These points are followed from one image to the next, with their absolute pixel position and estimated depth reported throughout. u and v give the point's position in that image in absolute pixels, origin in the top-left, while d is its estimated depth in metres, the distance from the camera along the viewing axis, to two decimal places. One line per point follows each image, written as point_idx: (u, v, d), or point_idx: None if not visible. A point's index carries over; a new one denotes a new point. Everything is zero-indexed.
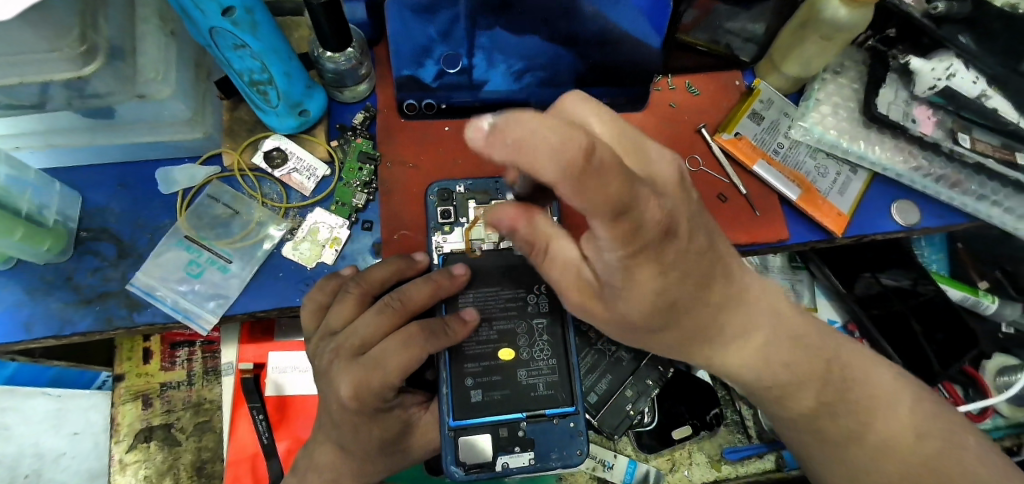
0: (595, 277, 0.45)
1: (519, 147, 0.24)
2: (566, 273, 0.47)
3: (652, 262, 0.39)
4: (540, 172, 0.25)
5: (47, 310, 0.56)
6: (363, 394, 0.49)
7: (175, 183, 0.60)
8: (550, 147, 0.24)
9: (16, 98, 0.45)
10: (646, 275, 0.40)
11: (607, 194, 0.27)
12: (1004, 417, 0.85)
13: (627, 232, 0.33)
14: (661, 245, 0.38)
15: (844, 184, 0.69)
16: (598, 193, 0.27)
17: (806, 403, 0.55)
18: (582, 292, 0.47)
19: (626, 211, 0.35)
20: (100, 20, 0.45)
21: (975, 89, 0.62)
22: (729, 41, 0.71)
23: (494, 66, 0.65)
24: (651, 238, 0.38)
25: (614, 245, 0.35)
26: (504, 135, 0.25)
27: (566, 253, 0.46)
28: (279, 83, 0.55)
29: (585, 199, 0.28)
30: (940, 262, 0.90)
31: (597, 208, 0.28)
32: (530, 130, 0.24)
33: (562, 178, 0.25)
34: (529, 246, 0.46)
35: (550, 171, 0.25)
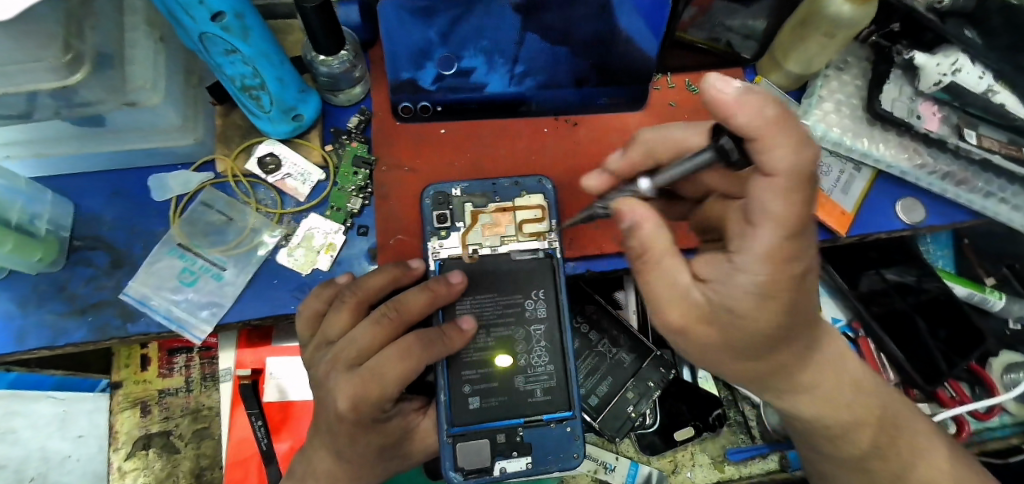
0: (709, 300, 0.41)
1: (774, 121, 0.36)
2: (670, 288, 0.42)
3: (784, 295, 0.39)
4: (774, 158, 0.36)
5: (39, 321, 0.55)
6: (361, 406, 0.48)
7: (168, 190, 0.59)
8: (791, 142, 0.35)
9: (4, 108, 0.45)
10: (775, 304, 0.39)
11: (802, 207, 0.36)
12: (1010, 414, 0.84)
13: (789, 250, 0.37)
14: (801, 279, 0.39)
15: (847, 183, 0.68)
16: (797, 200, 0.36)
17: (860, 444, 0.55)
18: (686, 314, 0.42)
19: (785, 244, 0.37)
20: (86, 28, 0.44)
21: (982, 84, 0.60)
22: (729, 38, 0.70)
23: (494, 70, 0.64)
24: (793, 275, 0.39)
25: (768, 263, 0.38)
26: (763, 111, 0.35)
27: (676, 272, 0.42)
28: (271, 88, 0.54)
29: (788, 200, 0.36)
30: (946, 258, 0.88)
31: (790, 212, 0.36)
32: (783, 117, 0.36)
33: (786, 172, 0.36)
34: (648, 247, 0.43)
35: (782, 159, 0.36)
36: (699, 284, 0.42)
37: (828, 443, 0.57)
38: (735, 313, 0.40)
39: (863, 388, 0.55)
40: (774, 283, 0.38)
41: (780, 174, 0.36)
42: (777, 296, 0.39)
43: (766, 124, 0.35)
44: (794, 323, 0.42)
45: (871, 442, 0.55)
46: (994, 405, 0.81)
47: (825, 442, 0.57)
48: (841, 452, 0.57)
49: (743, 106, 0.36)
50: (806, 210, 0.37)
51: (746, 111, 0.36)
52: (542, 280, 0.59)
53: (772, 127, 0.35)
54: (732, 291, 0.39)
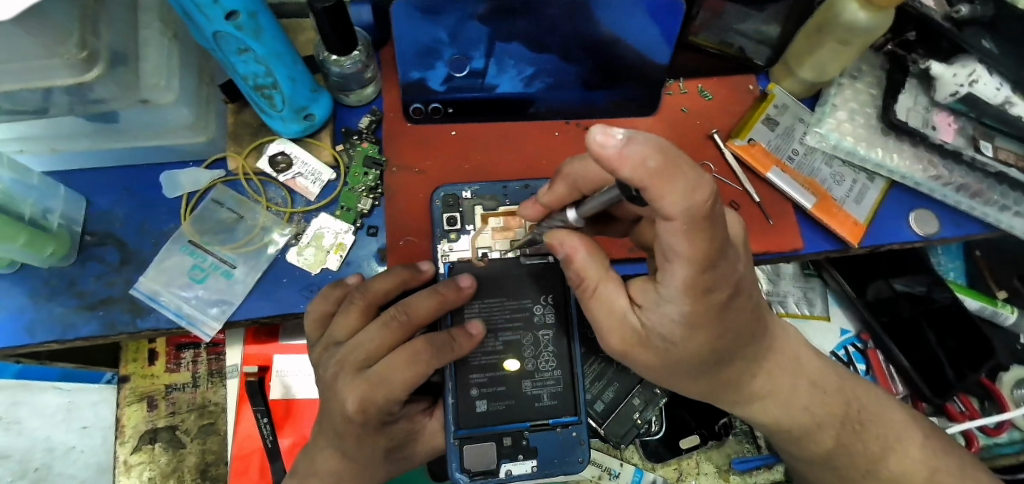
0: (643, 325, 0.44)
1: (658, 172, 0.31)
2: (609, 314, 0.45)
3: (709, 322, 0.41)
4: (664, 205, 0.32)
5: (51, 315, 0.55)
6: (368, 409, 0.49)
7: (180, 187, 0.60)
8: (683, 187, 0.31)
9: (18, 103, 0.45)
10: (701, 332, 0.42)
11: (710, 243, 0.35)
12: (1020, 430, 0.83)
13: (705, 282, 0.38)
14: (727, 302, 0.41)
15: (860, 193, 0.67)
16: (702, 240, 0.34)
17: (821, 444, 0.55)
18: (625, 338, 0.46)
19: (701, 277, 0.37)
20: (101, 26, 0.44)
21: (999, 96, 0.60)
22: (743, 44, 0.70)
23: (504, 72, 0.63)
24: (719, 299, 0.40)
25: (686, 293, 0.38)
26: (644, 163, 0.30)
27: (612, 296, 0.45)
28: (283, 87, 0.54)
29: (692, 240, 0.34)
30: (957, 270, 0.87)
31: (695, 252, 0.35)
32: (666, 164, 0.31)
33: (682, 217, 0.33)
34: (582, 276, 0.46)
35: (674, 207, 0.32)
36: (635, 309, 0.45)
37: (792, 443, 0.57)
38: (668, 339, 0.43)
39: (831, 391, 0.56)
40: (699, 313, 0.40)
41: (677, 218, 0.33)
42: (701, 325, 0.41)
43: (649, 176, 0.31)
44: (730, 342, 0.45)
45: (834, 441, 0.55)
46: (1003, 421, 0.81)
47: (790, 444, 0.57)
48: (801, 452, 0.57)
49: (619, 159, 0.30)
50: (714, 247, 0.35)
51: (628, 163, 0.30)
52: (551, 286, 0.58)
53: (664, 175, 0.31)
54: (660, 320, 0.42)
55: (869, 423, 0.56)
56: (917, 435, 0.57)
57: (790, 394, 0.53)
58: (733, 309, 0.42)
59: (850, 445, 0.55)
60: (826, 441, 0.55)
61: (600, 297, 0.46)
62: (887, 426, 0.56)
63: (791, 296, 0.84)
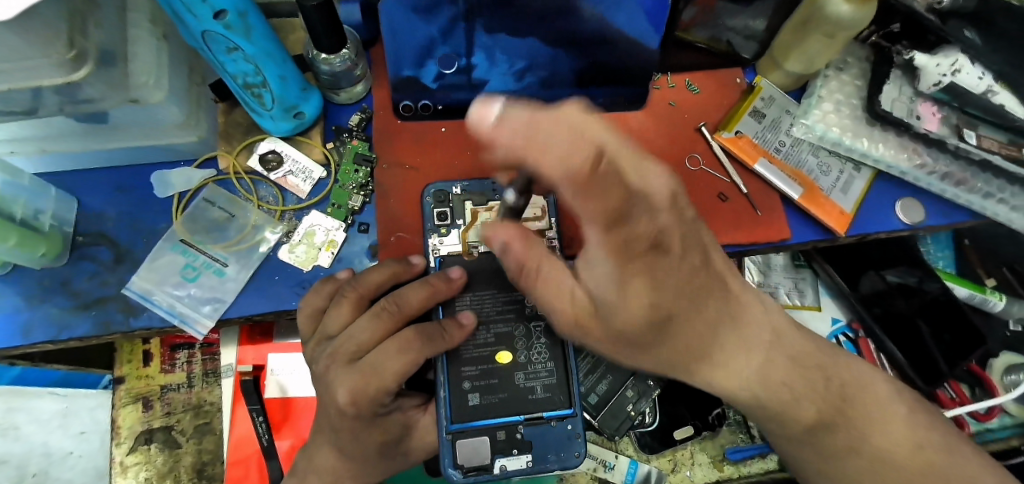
0: (589, 297, 0.44)
1: (530, 143, 0.34)
2: (559, 293, 0.45)
3: (639, 274, 0.41)
4: (546, 171, 0.35)
5: (44, 315, 0.56)
6: (360, 400, 0.49)
7: (171, 186, 0.60)
8: (558, 152, 0.35)
9: (9, 104, 0.45)
10: (636, 285, 0.42)
11: (608, 197, 0.37)
12: (1010, 415, 0.84)
13: (619, 238, 0.39)
14: (651, 256, 0.41)
15: (847, 183, 0.68)
16: (601, 197, 0.36)
17: (803, 420, 0.54)
18: (578, 315, 0.45)
19: (609, 237, 0.39)
20: (89, 26, 0.44)
21: (982, 85, 0.61)
22: (730, 38, 0.70)
23: (494, 66, 0.64)
24: (636, 252, 0.40)
25: (606, 253, 0.40)
26: (516, 134, 0.35)
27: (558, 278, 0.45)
28: (273, 86, 0.54)
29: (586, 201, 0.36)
30: (947, 259, 0.88)
31: (592, 209, 0.37)
32: (540, 136, 0.34)
33: (567, 181, 0.35)
34: (521, 264, 0.45)
35: (555, 171, 0.35)
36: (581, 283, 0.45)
37: (771, 421, 0.55)
38: (606, 302, 0.43)
39: (810, 370, 0.55)
40: (630, 265, 0.41)
41: (562, 183, 0.35)
42: (634, 279, 0.41)
43: (522, 146, 0.35)
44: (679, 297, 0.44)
45: (816, 417, 0.54)
46: (993, 406, 0.82)
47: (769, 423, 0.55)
48: (786, 428, 0.55)
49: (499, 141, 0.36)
50: (620, 203, 0.38)
51: (503, 143, 0.35)
52: None
53: (534, 144, 0.34)
54: (598, 284, 0.43)
55: (862, 398, 0.55)
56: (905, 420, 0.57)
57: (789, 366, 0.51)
58: (665, 262, 0.42)
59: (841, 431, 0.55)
60: (807, 416, 0.54)
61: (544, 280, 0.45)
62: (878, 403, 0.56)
63: (783, 286, 0.85)
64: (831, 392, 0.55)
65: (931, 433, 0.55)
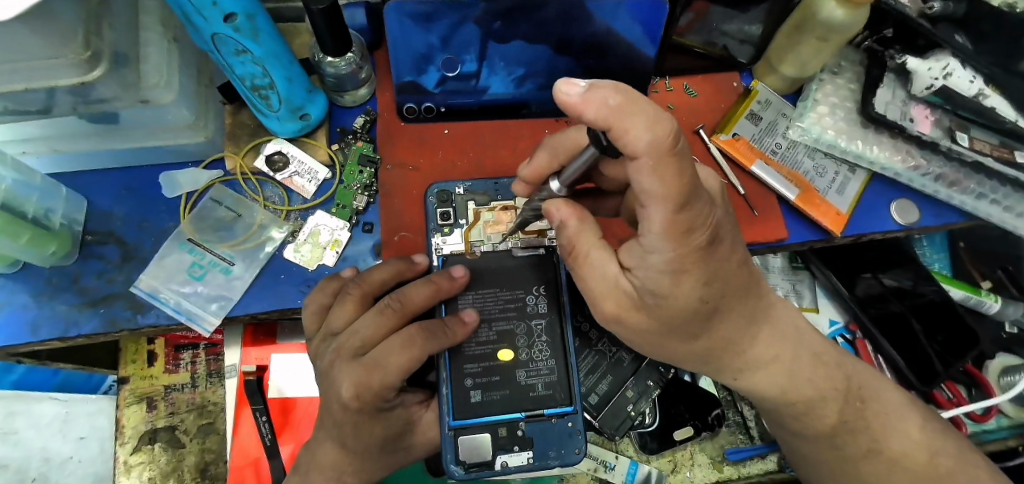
0: (634, 287, 0.44)
1: (619, 110, 0.35)
2: (603, 279, 0.46)
3: (693, 269, 0.41)
4: (632, 140, 0.35)
5: (53, 312, 0.57)
6: (363, 395, 0.49)
7: (179, 186, 0.61)
8: (645, 120, 0.34)
9: (24, 103, 0.47)
10: (688, 280, 0.41)
11: (680, 178, 0.36)
12: (1008, 417, 0.84)
13: (684, 222, 0.37)
14: (707, 250, 0.40)
15: (842, 184, 0.69)
16: (672, 175, 0.35)
17: (826, 420, 0.55)
18: (620, 301, 0.46)
19: (680, 217, 0.37)
20: (105, 28, 0.46)
21: (972, 88, 0.62)
22: (726, 42, 0.71)
23: (495, 73, 0.65)
24: (699, 244, 0.39)
25: (669, 238, 0.38)
26: (607, 102, 0.35)
27: (602, 260, 0.46)
28: (280, 88, 0.56)
29: (659, 176, 0.35)
30: (942, 261, 0.89)
31: (667, 188, 0.36)
32: (630, 103, 0.35)
33: (648, 153, 0.34)
34: (573, 244, 0.47)
35: (640, 141, 0.34)
36: (626, 272, 0.45)
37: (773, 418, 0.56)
38: (654, 291, 0.42)
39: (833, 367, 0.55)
40: (685, 257, 0.40)
41: (643, 154, 0.35)
42: (686, 274, 0.41)
43: (608, 114, 0.35)
44: (720, 291, 0.43)
45: (839, 417, 0.55)
46: (990, 407, 0.82)
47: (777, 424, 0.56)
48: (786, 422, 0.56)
49: (586, 104, 0.36)
50: (688, 180, 0.36)
51: (591, 105, 0.36)
52: (542, 277, 0.60)
53: (624, 110, 0.35)
54: (649, 273, 0.41)
55: (870, 401, 0.56)
56: (904, 416, 0.57)
57: (792, 363, 0.53)
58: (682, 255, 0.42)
59: (849, 427, 0.55)
60: (830, 415, 0.55)
61: (591, 262, 0.46)
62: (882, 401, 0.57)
63: (781, 288, 0.86)
64: (849, 391, 0.55)
65: (940, 443, 0.56)
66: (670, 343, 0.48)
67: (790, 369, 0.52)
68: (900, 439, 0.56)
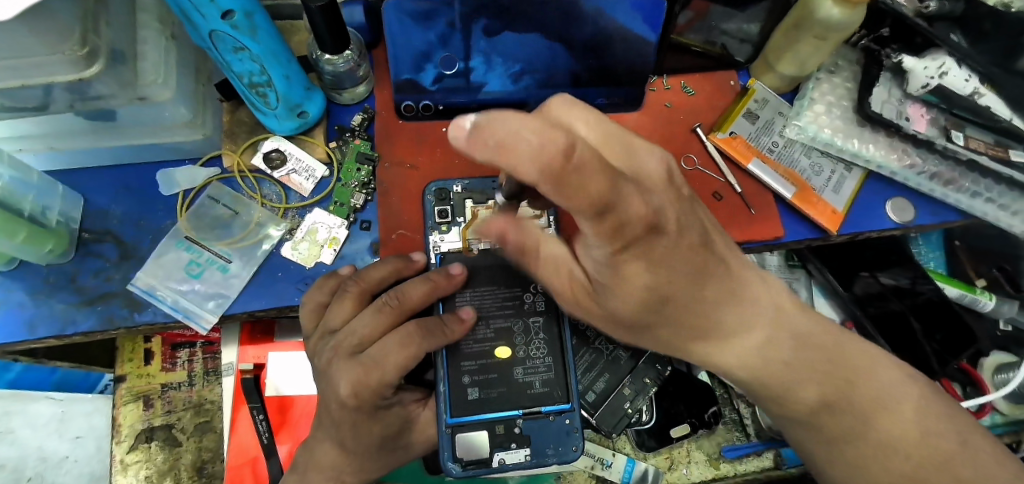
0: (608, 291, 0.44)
1: (500, 147, 0.28)
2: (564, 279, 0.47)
3: (633, 260, 0.39)
4: (522, 174, 0.28)
5: (50, 310, 0.56)
6: (361, 393, 0.49)
7: (175, 184, 0.61)
8: (528, 149, 0.27)
9: (20, 101, 0.47)
10: (632, 268, 0.40)
11: (587, 192, 0.29)
12: (1003, 414, 0.85)
13: (612, 224, 0.34)
14: (649, 239, 0.38)
15: (839, 182, 0.69)
16: (578, 193, 0.29)
17: (823, 408, 0.55)
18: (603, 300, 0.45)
19: (605, 224, 0.34)
20: (102, 25, 0.46)
21: (967, 86, 0.62)
22: (725, 41, 0.72)
23: (491, 69, 0.65)
24: (636, 236, 0.37)
25: (601, 238, 0.36)
26: (487, 139, 0.28)
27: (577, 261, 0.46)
28: (277, 85, 0.55)
29: (568, 198, 0.29)
30: (937, 260, 0.89)
31: (576, 207, 0.30)
32: (511, 135, 0.28)
33: (542, 179, 0.28)
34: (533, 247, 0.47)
35: (529, 174, 0.28)
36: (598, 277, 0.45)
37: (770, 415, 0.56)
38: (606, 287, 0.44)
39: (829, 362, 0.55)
40: (623, 251, 0.38)
41: (539, 182, 0.28)
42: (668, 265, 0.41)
43: (493, 152, 0.28)
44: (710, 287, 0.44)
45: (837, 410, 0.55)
46: (984, 404, 0.83)
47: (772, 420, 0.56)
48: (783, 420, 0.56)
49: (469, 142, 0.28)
50: (607, 194, 0.30)
51: (476, 146, 0.29)
52: (540, 275, 0.60)
53: (504, 146, 0.28)
54: (597, 268, 0.42)
55: None
56: None
57: (789, 360, 0.53)
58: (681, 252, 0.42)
59: None
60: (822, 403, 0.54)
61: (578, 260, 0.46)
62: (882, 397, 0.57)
63: None
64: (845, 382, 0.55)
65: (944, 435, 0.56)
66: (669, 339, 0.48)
67: (781, 364, 0.53)
68: None
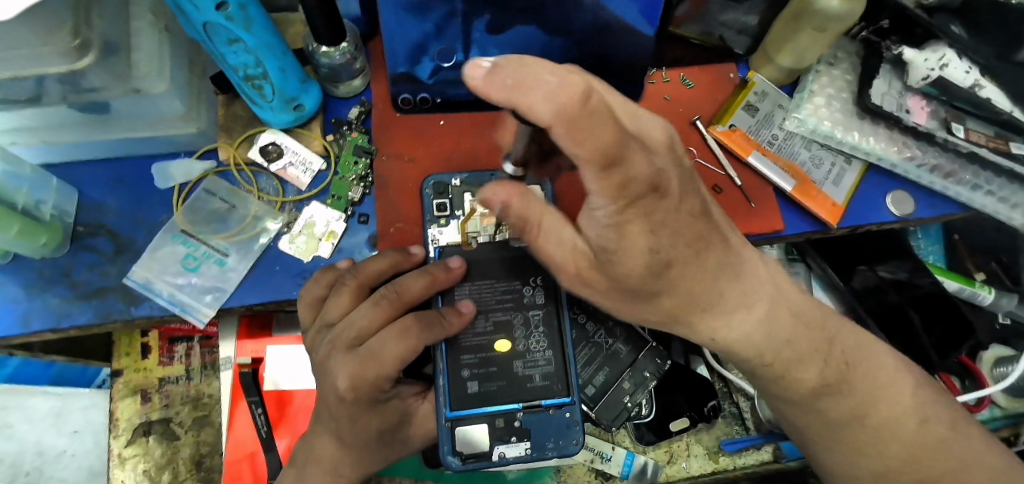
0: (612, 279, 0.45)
1: (516, 86, 0.32)
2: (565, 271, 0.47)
3: (637, 219, 0.40)
4: (535, 111, 0.32)
5: (45, 304, 0.56)
6: (359, 386, 0.49)
7: (170, 178, 0.60)
8: (544, 92, 0.31)
9: (12, 92, 0.46)
10: (632, 230, 0.40)
11: (598, 137, 0.32)
12: (1000, 407, 0.85)
13: (618, 179, 0.35)
14: (648, 200, 0.39)
15: (838, 175, 0.69)
16: (590, 135, 0.31)
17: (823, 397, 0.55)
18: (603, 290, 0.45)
19: (610, 178, 0.35)
20: (94, 16, 0.45)
21: (969, 78, 0.62)
22: (722, 33, 0.71)
23: (488, 59, 0.64)
24: (638, 196, 0.38)
25: (606, 195, 0.37)
26: (504, 81, 0.32)
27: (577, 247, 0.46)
28: (273, 78, 0.55)
29: (579, 140, 0.31)
30: (937, 253, 0.89)
31: (587, 153, 0.32)
32: (527, 76, 0.32)
33: (555, 121, 0.31)
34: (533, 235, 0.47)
35: (543, 112, 0.31)
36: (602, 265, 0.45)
37: None
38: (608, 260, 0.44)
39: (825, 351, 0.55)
40: (627, 209, 0.38)
41: (552, 124, 0.31)
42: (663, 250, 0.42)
43: (510, 92, 0.32)
44: None
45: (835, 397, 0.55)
46: (983, 397, 0.83)
47: None
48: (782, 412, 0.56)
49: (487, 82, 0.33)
50: (613, 141, 0.32)
51: (494, 87, 0.33)
52: (539, 268, 0.60)
53: (523, 84, 0.32)
54: (598, 230, 0.42)
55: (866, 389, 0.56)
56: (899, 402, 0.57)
57: (787, 351, 0.53)
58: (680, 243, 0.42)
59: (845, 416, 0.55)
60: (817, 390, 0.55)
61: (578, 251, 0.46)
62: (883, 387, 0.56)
63: None
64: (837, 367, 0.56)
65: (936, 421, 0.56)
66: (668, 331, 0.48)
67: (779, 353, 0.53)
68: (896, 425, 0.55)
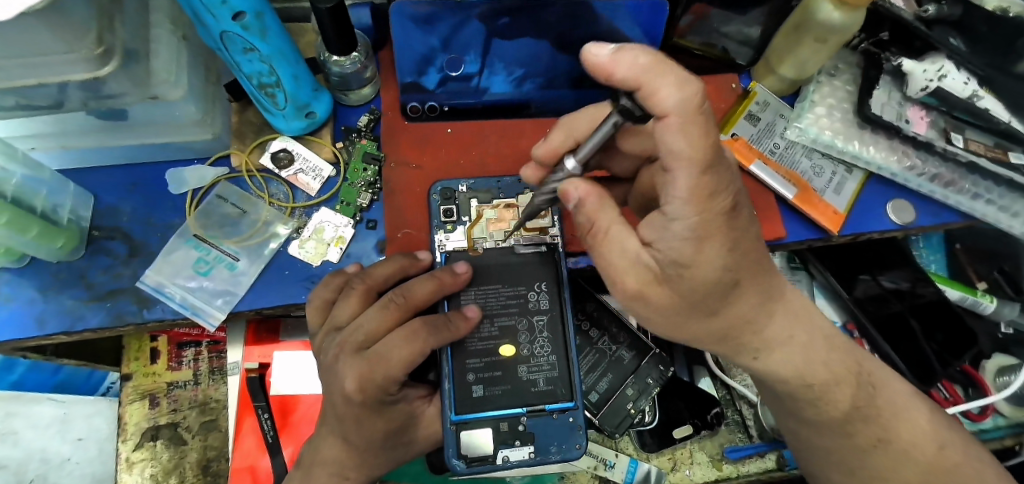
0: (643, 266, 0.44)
1: (648, 66, 0.40)
2: (621, 255, 0.45)
3: (716, 234, 0.42)
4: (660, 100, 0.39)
5: (59, 307, 0.57)
6: (367, 387, 0.50)
7: (185, 184, 0.62)
8: (674, 82, 0.39)
9: (36, 98, 0.48)
10: (711, 247, 0.42)
11: (704, 138, 0.39)
12: (1004, 416, 0.85)
13: (709, 186, 0.40)
14: (731, 215, 0.42)
15: (839, 184, 0.70)
16: (698, 134, 0.39)
17: (841, 405, 0.55)
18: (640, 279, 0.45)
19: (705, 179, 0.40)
20: (116, 24, 0.47)
21: (967, 89, 0.63)
22: (725, 44, 0.72)
23: (495, 74, 0.66)
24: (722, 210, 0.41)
25: None
26: (636, 60, 0.40)
27: (623, 238, 0.45)
28: (286, 86, 0.56)
29: (686, 134, 0.39)
30: (938, 262, 0.90)
31: (695, 150, 0.39)
32: (655, 61, 0.40)
33: (677, 110, 0.39)
34: (593, 222, 0.46)
35: (670, 98, 0.39)
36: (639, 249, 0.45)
37: None
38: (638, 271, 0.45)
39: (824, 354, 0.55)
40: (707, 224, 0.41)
41: (672, 112, 0.39)
42: (709, 238, 0.41)
43: (639, 70, 0.40)
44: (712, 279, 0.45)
45: (852, 402, 0.55)
46: (986, 406, 0.83)
47: None
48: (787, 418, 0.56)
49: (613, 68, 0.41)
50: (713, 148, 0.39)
51: (620, 63, 0.40)
52: (544, 274, 0.61)
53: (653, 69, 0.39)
54: (669, 243, 0.42)
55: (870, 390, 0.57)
56: (904, 407, 0.57)
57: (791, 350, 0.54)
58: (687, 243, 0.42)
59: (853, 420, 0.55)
60: (818, 403, 0.55)
61: (610, 240, 0.46)
62: (878, 390, 0.57)
63: None
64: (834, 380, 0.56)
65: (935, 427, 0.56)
66: (674, 323, 0.49)
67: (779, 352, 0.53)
68: (901, 428, 0.56)
